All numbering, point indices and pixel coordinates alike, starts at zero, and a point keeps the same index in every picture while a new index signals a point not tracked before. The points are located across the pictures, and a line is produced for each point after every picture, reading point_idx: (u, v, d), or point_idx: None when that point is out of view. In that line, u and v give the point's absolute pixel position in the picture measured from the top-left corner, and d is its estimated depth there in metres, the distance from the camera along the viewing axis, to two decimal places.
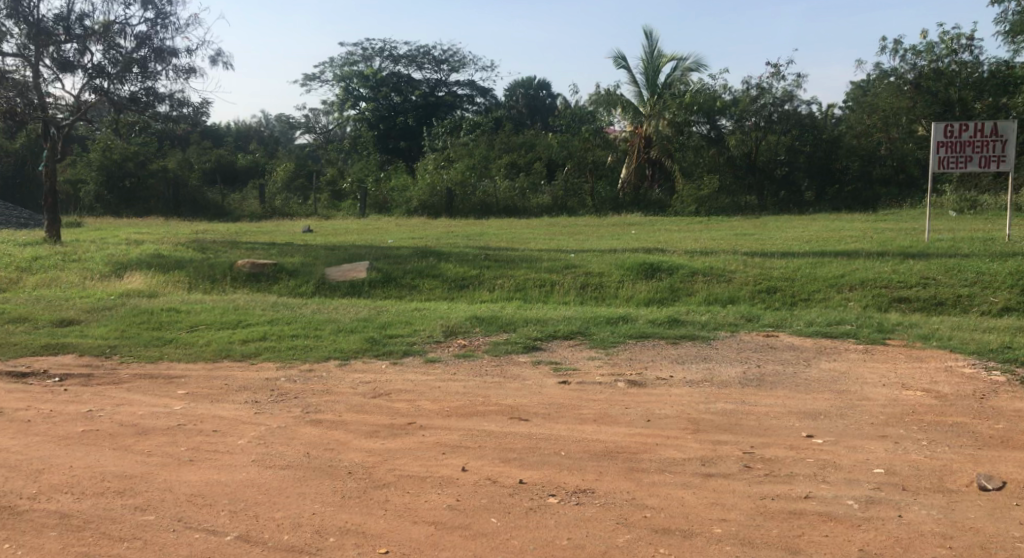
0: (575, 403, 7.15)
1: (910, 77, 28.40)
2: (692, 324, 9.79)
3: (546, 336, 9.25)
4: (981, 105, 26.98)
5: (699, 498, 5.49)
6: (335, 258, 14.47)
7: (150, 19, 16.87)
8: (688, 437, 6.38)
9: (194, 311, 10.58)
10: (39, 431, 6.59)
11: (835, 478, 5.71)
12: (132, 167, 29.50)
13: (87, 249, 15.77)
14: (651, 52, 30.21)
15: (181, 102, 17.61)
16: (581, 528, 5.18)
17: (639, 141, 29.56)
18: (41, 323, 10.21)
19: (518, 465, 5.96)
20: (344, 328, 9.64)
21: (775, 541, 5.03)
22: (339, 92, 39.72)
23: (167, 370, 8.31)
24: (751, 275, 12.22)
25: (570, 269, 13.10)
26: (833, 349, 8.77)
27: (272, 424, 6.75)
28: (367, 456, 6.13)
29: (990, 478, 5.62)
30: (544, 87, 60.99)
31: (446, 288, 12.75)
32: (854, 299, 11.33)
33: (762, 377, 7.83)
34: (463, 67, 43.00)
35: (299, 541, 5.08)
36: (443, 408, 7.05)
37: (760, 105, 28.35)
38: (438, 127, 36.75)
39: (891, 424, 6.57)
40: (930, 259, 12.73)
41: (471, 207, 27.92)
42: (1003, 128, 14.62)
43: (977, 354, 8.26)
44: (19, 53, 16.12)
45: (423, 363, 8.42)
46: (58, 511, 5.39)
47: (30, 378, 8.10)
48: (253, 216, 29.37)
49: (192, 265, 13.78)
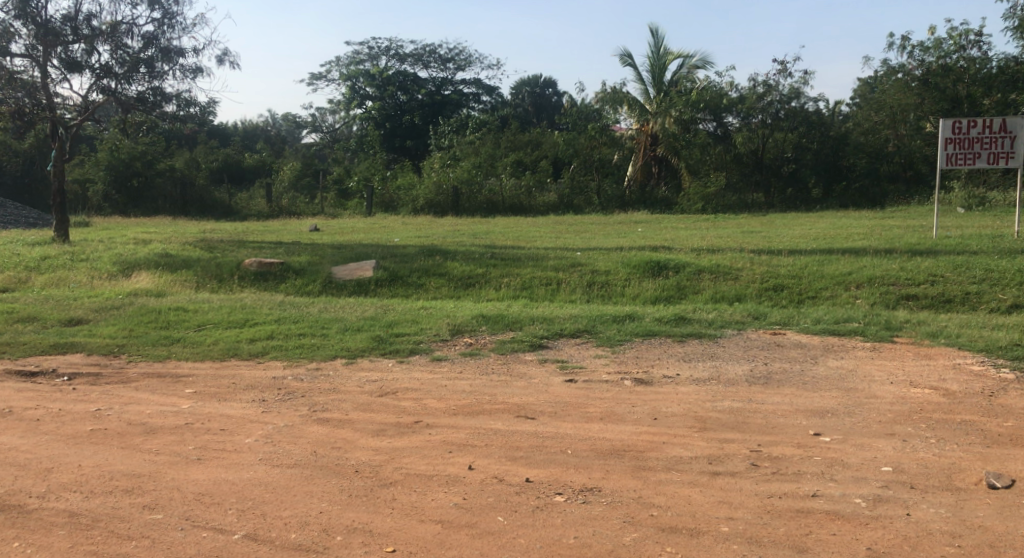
0: (582, 401, 7.15)
1: (919, 74, 28.01)
2: (700, 322, 9.78)
3: (552, 334, 9.25)
4: (990, 101, 26.74)
5: (706, 496, 5.49)
6: (341, 256, 14.51)
7: (157, 19, 16.90)
8: (694, 435, 6.37)
9: (202, 310, 10.62)
10: (47, 430, 6.61)
11: (844, 476, 5.70)
12: (140, 167, 29.63)
13: (96, 249, 15.84)
14: (657, 50, 30.18)
15: (188, 102, 17.64)
16: (588, 526, 5.18)
17: (645, 140, 29.62)
18: (50, 322, 10.23)
19: (525, 463, 5.96)
20: (351, 327, 9.65)
21: (783, 539, 5.03)
22: (345, 92, 39.92)
23: (175, 369, 8.33)
24: (758, 273, 12.19)
25: (577, 267, 13.09)
26: (840, 347, 8.72)
27: (279, 423, 6.76)
28: (374, 454, 6.14)
29: (999, 476, 5.60)
30: (550, 85, 60.69)
31: (452, 286, 12.78)
32: (862, 297, 11.29)
33: (770, 375, 7.81)
34: (469, 65, 42.97)
35: (306, 539, 5.09)
36: (450, 407, 7.05)
37: (767, 102, 28.27)
38: (444, 126, 36.75)
39: (900, 421, 6.56)
40: (940, 256, 12.65)
41: (477, 206, 27.97)
42: (1011, 124, 14.59)
43: (985, 351, 8.23)
44: (28, 54, 16.17)
45: (429, 361, 8.43)
46: (67, 509, 5.41)
47: (38, 377, 8.12)
48: (259, 215, 29.44)
49: (199, 265, 13.82)
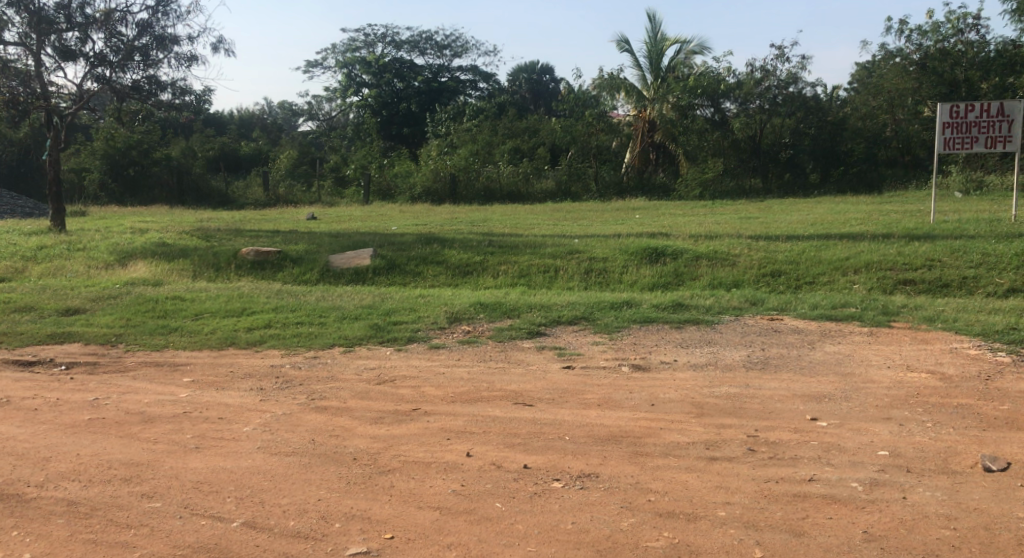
0: (579, 387, 7.16)
1: (916, 58, 27.93)
2: (697, 307, 9.79)
3: (550, 320, 9.27)
4: (988, 85, 26.83)
5: (703, 481, 5.50)
6: (339, 245, 14.47)
7: (151, 6, 16.79)
8: (692, 420, 6.39)
9: (200, 299, 10.64)
10: (46, 420, 6.61)
11: (840, 460, 5.71)
12: (136, 155, 29.58)
13: (92, 238, 15.78)
14: (654, 35, 30.14)
15: (184, 91, 17.59)
16: (586, 512, 5.20)
17: (644, 125, 29.77)
18: (47, 312, 10.22)
19: (523, 449, 5.98)
20: (348, 316, 9.64)
21: (780, 524, 5.04)
22: (342, 79, 40.11)
23: (173, 358, 8.36)
24: (755, 259, 12.20)
25: (574, 253, 13.11)
26: (838, 332, 8.73)
27: (277, 411, 6.76)
28: (372, 441, 6.15)
29: (995, 459, 5.61)
30: (547, 72, 60.87)
31: (450, 274, 12.79)
32: (859, 283, 11.30)
33: (768, 359, 7.84)
34: (466, 52, 42.84)
35: (305, 527, 5.10)
36: (448, 395, 7.04)
37: (764, 87, 28.41)
38: (442, 113, 36.64)
39: (897, 406, 6.56)
40: (937, 241, 12.65)
41: (474, 193, 27.99)
42: (1009, 108, 14.48)
43: (982, 335, 8.26)
44: (21, 42, 16.09)
45: (427, 349, 8.42)
46: (66, 497, 5.42)
47: (36, 366, 8.15)
48: (257, 204, 29.34)
49: (196, 254, 13.81)
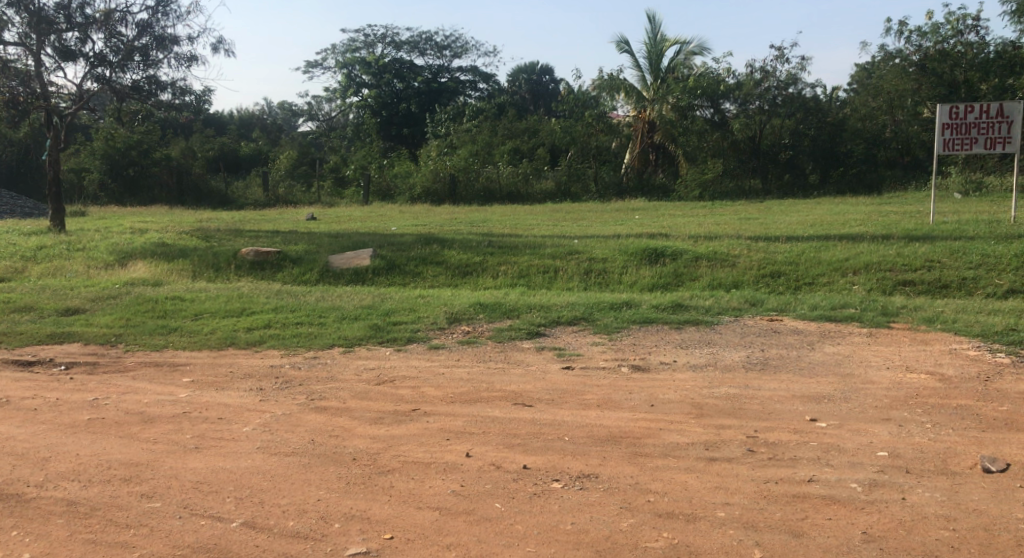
0: (578, 388, 7.17)
1: (916, 59, 28.09)
2: (696, 308, 9.80)
3: (549, 321, 9.28)
4: (987, 86, 26.92)
5: (703, 481, 5.51)
6: (338, 245, 14.49)
7: (151, 6, 16.80)
8: (691, 421, 6.39)
9: (199, 299, 10.64)
10: (46, 420, 6.62)
11: (839, 461, 5.71)
12: (136, 156, 29.56)
13: (91, 238, 15.77)
14: (653, 36, 30.15)
15: (184, 91, 17.59)
16: (585, 512, 5.20)
17: (643, 126, 29.80)
18: (47, 312, 10.23)
19: (523, 450, 5.98)
20: (348, 316, 9.64)
21: (779, 524, 5.05)
22: (342, 79, 40.13)
23: (173, 358, 8.36)
24: (755, 259, 12.20)
25: (574, 254, 13.12)
26: (838, 333, 8.74)
27: (277, 411, 6.76)
28: (371, 442, 6.15)
29: (993, 460, 5.61)
30: (546, 73, 60.91)
31: (450, 274, 12.79)
32: (859, 283, 11.32)
33: (767, 360, 7.85)
34: (466, 52, 42.85)
35: (304, 527, 5.11)
36: (447, 396, 7.04)
37: (763, 88, 28.26)
38: (442, 114, 36.66)
39: (896, 407, 6.56)
40: (936, 242, 12.66)
41: (474, 193, 28.01)
42: (1009, 109, 14.47)
43: (982, 336, 8.25)
44: (21, 42, 16.09)
45: (426, 350, 8.42)
46: (65, 497, 5.42)
47: (36, 366, 8.15)
48: (256, 204, 29.37)
49: (196, 254, 13.82)
